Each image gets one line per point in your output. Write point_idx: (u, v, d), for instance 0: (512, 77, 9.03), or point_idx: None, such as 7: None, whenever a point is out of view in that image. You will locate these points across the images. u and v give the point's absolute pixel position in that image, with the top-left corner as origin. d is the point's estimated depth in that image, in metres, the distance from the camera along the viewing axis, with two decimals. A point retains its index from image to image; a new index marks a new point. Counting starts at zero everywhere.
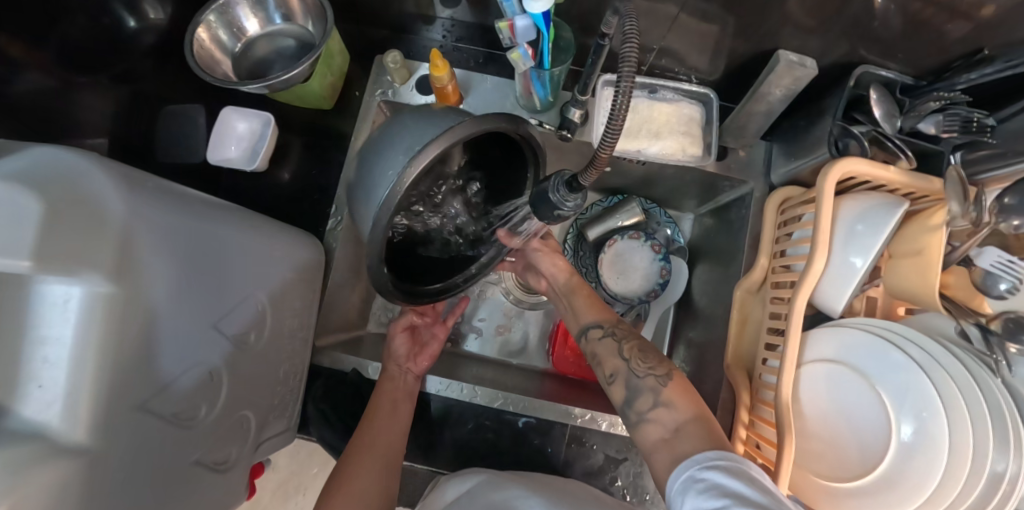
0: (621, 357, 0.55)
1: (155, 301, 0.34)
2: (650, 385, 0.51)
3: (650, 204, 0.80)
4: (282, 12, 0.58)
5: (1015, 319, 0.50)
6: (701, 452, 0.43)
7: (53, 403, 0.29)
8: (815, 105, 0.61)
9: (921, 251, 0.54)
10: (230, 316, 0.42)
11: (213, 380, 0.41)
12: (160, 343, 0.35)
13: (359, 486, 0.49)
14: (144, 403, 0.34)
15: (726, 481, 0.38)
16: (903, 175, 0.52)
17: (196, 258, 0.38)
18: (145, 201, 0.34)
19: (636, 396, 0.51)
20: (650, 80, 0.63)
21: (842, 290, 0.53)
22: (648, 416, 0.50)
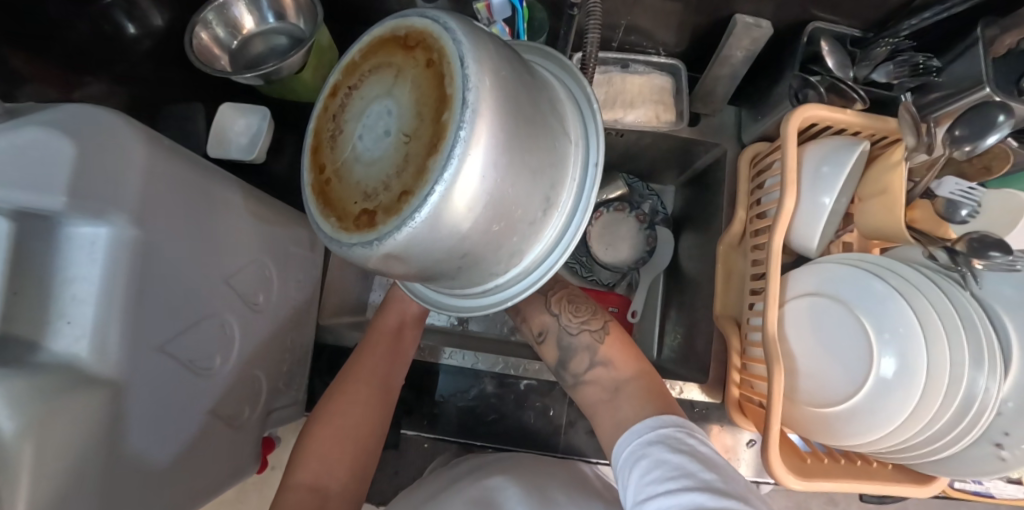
0: (551, 311, 0.59)
1: (170, 250, 0.36)
2: (582, 341, 0.57)
3: (632, 180, 0.83)
4: (273, 11, 0.63)
5: (978, 238, 0.52)
6: (643, 423, 0.47)
7: (83, 336, 0.31)
8: (777, 65, 0.65)
9: (886, 189, 0.57)
10: (238, 274, 0.46)
11: (221, 331, 0.44)
12: (175, 290, 0.37)
13: (347, 420, 0.53)
14: (163, 346, 0.37)
15: (667, 455, 0.42)
16: (858, 117, 0.56)
17: (207, 217, 0.41)
18: (165, 158, 0.36)
19: (571, 356, 0.57)
20: (621, 55, 0.67)
21: (813, 228, 0.57)
22: (584, 379, 0.56)
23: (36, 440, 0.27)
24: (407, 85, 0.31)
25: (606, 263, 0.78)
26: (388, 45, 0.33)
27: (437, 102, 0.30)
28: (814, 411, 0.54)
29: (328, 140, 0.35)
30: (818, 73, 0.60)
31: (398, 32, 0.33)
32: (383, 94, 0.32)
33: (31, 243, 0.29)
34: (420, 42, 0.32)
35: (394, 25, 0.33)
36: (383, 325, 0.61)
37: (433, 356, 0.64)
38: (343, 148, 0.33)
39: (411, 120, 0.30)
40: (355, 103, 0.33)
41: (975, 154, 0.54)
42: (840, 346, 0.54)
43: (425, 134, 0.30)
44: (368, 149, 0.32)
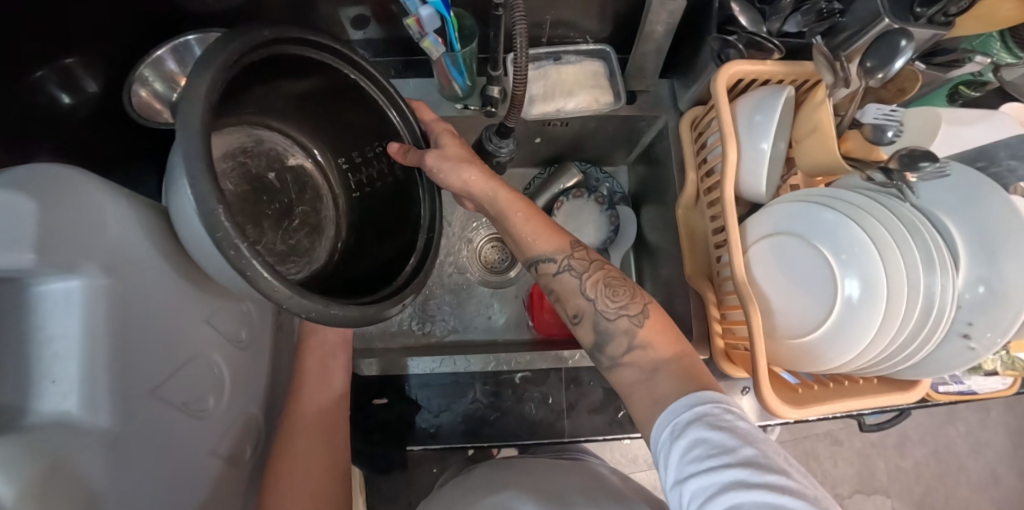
0: (585, 297, 0.56)
1: (140, 294, 0.36)
2: (621, 327, 0.53)
3: (584, 166, 0.86)
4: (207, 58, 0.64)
5: (906, 153, 0.56)
6: (677, 403, 0.45)
7: (70, 392, 0.30)
8: (696, 33, 0.69)
9: (817, 127, 0.61)
10: (215, 313, 0.47)
11: (208, 370, 0.44)
12: (154, 336, 0.38)
13: (301, 458, 0.53)
14: (152, 389, 0.37)
15: (706, 435, 0.41)
16: (778, 65, 0.60)
17: (171, 260, 0.42)
18: (123, 208, 0.37)
19: (608, 341, 0.54)
20: (552, 49, 0.71)
21: (759, 173, 0.61)
22: (622, 360, 0.53)
23: (37, 498, 0.27)
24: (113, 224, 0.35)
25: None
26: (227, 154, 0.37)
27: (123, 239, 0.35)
28: (793, 343, 0.57)
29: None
30: (735, 32, 0.63)
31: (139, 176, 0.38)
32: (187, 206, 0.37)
33: (4, 306, 0.29)
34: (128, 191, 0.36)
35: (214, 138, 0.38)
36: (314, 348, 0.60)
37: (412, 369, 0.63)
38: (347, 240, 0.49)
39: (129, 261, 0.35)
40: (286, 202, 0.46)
41: (888, 79, 0.58)
42: (798, 282, 0.57)
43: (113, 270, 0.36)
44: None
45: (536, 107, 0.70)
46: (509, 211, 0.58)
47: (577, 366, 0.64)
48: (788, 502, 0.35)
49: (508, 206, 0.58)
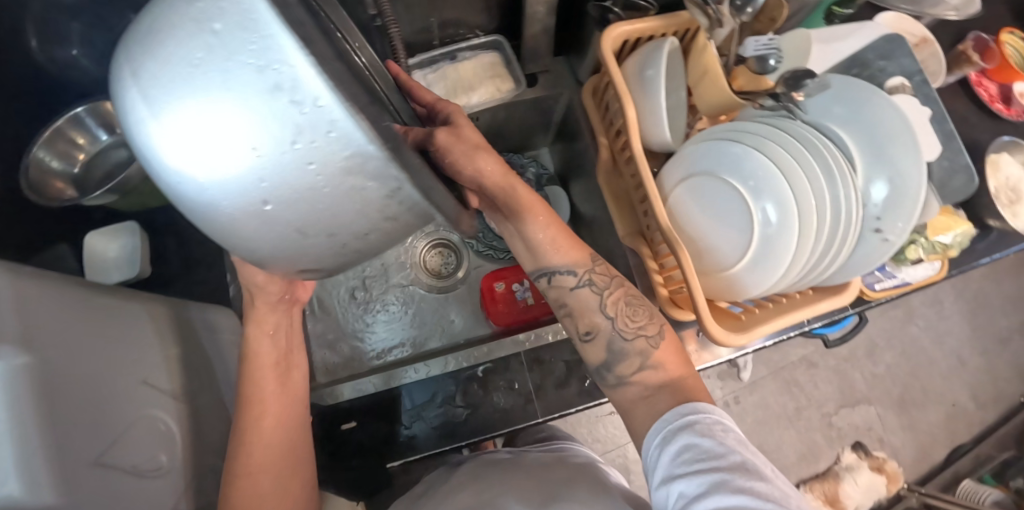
0: (606, 313, 0.52)
1: (65, 367, 0.36)
2: (637, 348, 0.51)
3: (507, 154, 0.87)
4: (104, 127, 0.63)
5: (790, 75, 0.61)
6: (671, 410, 0.46)
7: (7, 476, 0.29)
8: (579, 6, 0.71)
9: (706, 70, 0.64)
10: (153, 373, 0.46)
11: (156, 430, 0.43)
12: (90, 406, 0.37)
13: (271, 454, 0.48)
14: (100, 459, 0.36)
15: (696, 442, 0.42)
16: (657, 19, 0.63)
17: (90, 325, 0.41)
18: (31, 282, 0.36)
19: (617, 361, 0.52)
20: (447, 48, 0.73)
21: (662, 125, 0.63)
22: (628, 380, 0.51)
23: None
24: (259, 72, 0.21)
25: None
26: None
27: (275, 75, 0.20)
28: (726, 277, 0.59)
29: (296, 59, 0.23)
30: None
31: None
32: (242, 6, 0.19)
33: None
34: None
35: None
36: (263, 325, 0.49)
37: (393, 381, 0.62)
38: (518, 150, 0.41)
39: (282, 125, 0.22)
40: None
41: (757, 12, 0.61)
42: (721, 216, 0.60)
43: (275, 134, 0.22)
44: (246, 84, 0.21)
45: None
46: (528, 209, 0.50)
47: (536, 346, 0.64)
48: None
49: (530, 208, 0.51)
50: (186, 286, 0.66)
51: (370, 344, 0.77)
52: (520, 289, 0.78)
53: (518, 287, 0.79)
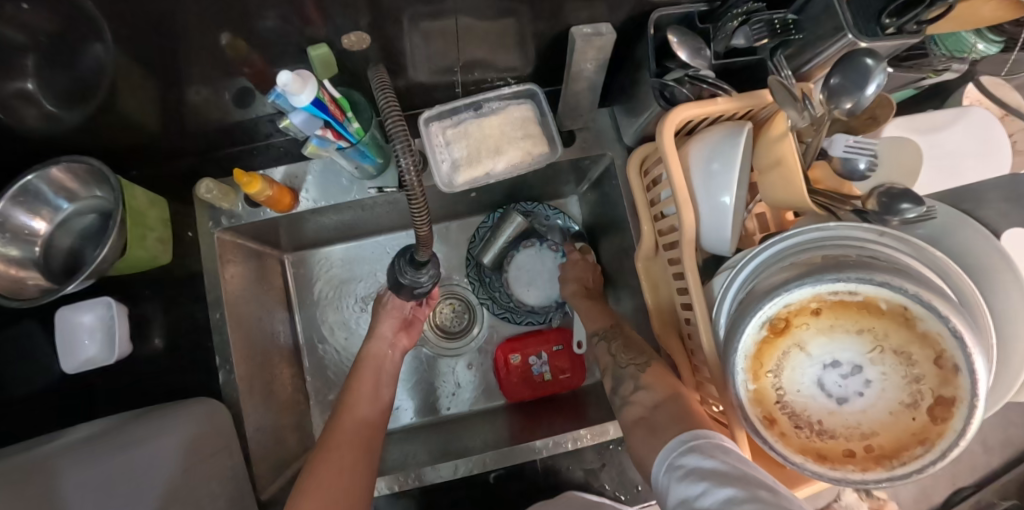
0: (610, 355, 0.58)
1: None
2: (631, 373, 0.54)
3: (530, 205, 0.78)
4: (62, 196, 0.55)
5: (886, 192, 0.51)
6: (677, 439, 0.42)
7: None
8: (630, 60, 0.59)
9: (781, 161, 0.54)
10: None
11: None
12: None
13: (338, 481, 0.50)
14: None
15: (699, 462, 0.38)
16: (732, 102, 0.52)
17: None
18: None
19: (620, 385, 0.54)
20: (470, 99, 0.61)
21: (723, 232, 0.53)
22: (630, 400, 0.51)
23: None
24: (887, 350, 0.39)
25: (529, 301, 0.76)
26: (768, 345, 0.41)
27: (933, 351, 0.38)
28: None
29: (777, 409, 0.42)
30: (674, 68, 0.54)
31: (813, 302, 0.40)
32: (804, 368, 0.41)
33: None
34: (895, 310, 0.39)
35: (770, 309, 0.41)
36: (366, 378, 0.62)
37: (420, 480, 0.58)
38: (806, 406, 0.41)
39: (901, 373, 0.40)
40: (792, 354, 0.41)
41: (856, 109, 0.52)
42: None
43: (931, 376, 0.39)
44: (816, 404, 0.41)
45: (461, 173, 0.60)
46: (356, 391, 0.60)
47: (552, 454, 0.60)
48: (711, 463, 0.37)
49: (755, 454, 0.51)
50: (174, 368, 0.61)
51: None
52: (537, 362, 0.73)
53: (535, 358, 0.73)
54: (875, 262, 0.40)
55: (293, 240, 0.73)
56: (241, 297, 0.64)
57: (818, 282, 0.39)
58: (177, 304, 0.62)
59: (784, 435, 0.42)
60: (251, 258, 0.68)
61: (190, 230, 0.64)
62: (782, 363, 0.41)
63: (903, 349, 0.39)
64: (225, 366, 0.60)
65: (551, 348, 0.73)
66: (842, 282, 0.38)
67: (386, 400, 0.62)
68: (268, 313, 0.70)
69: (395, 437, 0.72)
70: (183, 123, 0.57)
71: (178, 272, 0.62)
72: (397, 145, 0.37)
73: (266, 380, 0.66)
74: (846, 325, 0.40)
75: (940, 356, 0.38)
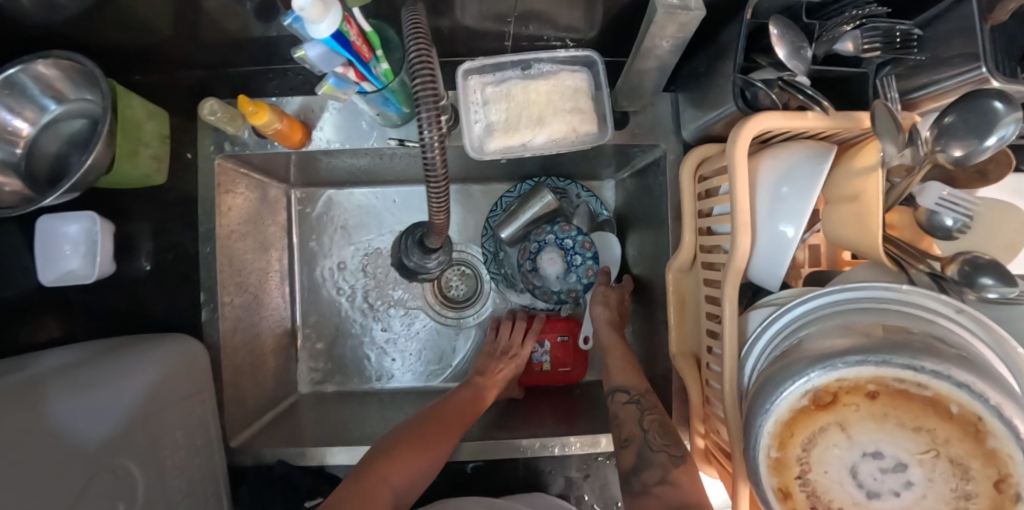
0: (641, 425, 0.51)
1: None
2: (662, 461, 0.47)
3: (563, 182, 0.72)
4: (50, 94, 0.49)
5: (971, 261, 0.45)
6: None
7: None
8: (712, 44, 0.50)
9: (858, 196, 0.47)
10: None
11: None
12: None
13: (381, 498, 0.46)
14: None
15: None
16: (824, 118, 0.44)
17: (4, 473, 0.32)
18: None
19: (644, 467, 0.48)
20: (519, 56, 0.53)
21: (778, 265, 0.47)
22: (652, 490, 0.46)
23: None
24: (941, 456, 0.34)
25: (551, 287, 0.71)
26: (805, 416, 0.37)
27: (996, 472, 0.33)
28: None
29: (796, 484, 0.38)
30: (765, 66, 0.46)
31: (871, 383, 0.35)
32: (839, 451, 0.36)
33: None
34: (966, 417, 0.33)
35: (819, 378, 0.36)
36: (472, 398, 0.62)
37: None
38: (828, 491, 0.37)
39: (950, 486, 0.34)
40: (830, 433, 0.36)
41: (966, 162, 0.43)
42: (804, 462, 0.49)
43: (984, 498, 0.34)
44: (843, 494, 0.36)
45: (494, 139, 0.53)
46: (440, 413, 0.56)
47: (536, 456, 0.57)
48: None
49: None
50: (159, 295, 0.57)
51: (373, 371, 0.72)
52: (538, 351, 0.70)
53: (537, 347, 0.70)
54: (955, 356, 0.34)
55: (302, 177, 0.68)
56: (236, 232, 0.60)
57: (883, 363, 0.34)
58: (167, 229, 0.58)
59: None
60: (254, 191, 0.63)
61: (189, 151, 0.58)
62: (817, 440, 0.37)
63: (963, 460, 0.34)
64: (211, 305, 0.56)
65: (556, 339, 0.70)
66: (912, 371, 0.34)
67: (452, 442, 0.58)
68: (266, 250, 0.66)
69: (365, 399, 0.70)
70: (191, 33, 0.50)
71: (173, 195, 0.57)
72: (423, 109, 0.30)
73: (253, 322, 0.63)
74: (900, 418, 0.35)
75: (1002, 480, 0.33)
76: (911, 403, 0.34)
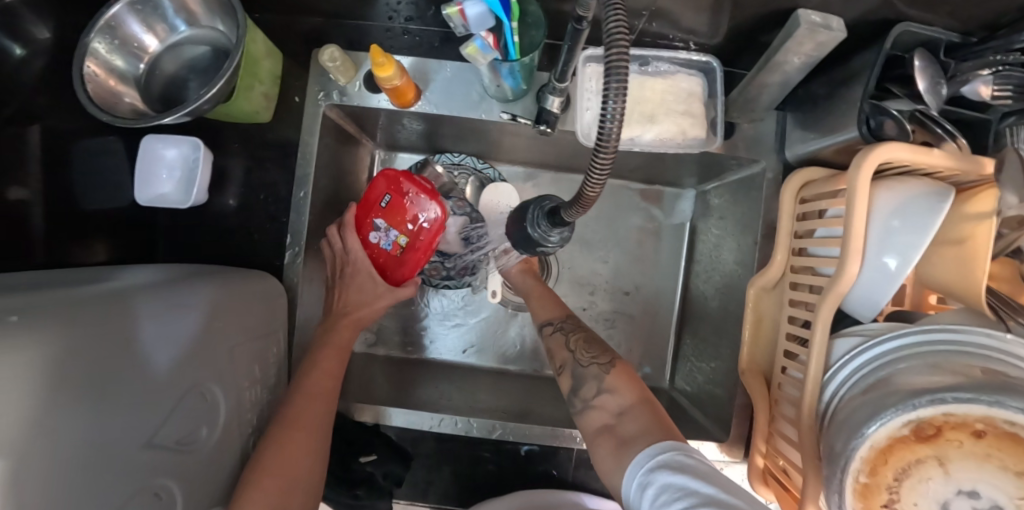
0: (569, 348, 0.55)
1: (65, 474, 0.28)
2: (594, 372, 0.51)
3: (482, 165, 0.70)
4: (182, 16, 0.49)
5: None
6: (642, 451, 0.41)
7: None
8: (841, 69, 0.50)
9: (965, 241, 0.47)
10: (165, 425, 0.37)
11: (159, 503, 0.36)
12: (105, 483, 0.31)
13: None
14: None
15: (673, 479, 0.36)
16: (951, 158, 0.44)
17: (118, 384, 0.33)
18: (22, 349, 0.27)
19: (581, 386, 0.51)
20: (639, 51, 0.53)
21: (878, 296, 0.46)
22: (592, 403, 0.49)
23: None
24: None
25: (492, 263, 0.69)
26: (903, 445, 0.37)
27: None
28: None
29: None
30: (900, 96, 0.45)
31: (980, 422, 0.35)
32: (934, 485, 0.36)
33: None
34: None
35: (926, 410, 0.36)
36: (328, 367, 0.50)
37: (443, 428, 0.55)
38: None
39: None
40: (926, 465, 0.36)
41: None
42: None
43: None
44: None
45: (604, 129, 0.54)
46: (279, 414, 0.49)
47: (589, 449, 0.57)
48: (692, 484, 0.34)
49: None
50: (241, 230, 0.57)
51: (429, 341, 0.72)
52: (380, 233, 0.56)
53: (376, 231, 0.56)
54: None
55: (391, 138, 0.68)
56: (325, 182, 0.60)
57: (996, 403, 0.34)
58: (261, 169, 0.58)
59: None
60: (347, 146, 0.63)
61: (297, 96, 0.58)
62: (912, 471, 0.37)
63: None
64: (293, 248, 0.56)
65: (381, 208, 0.54)
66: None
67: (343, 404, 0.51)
68: (346, 204, 0.66)
69: (415, 368, 0.70)
70: None
71: (272, 136, 0.58)
72: (612, 80, 0.29)
73: (325, 273, 0.63)
74: (1004, 460, 0.35)
75: None
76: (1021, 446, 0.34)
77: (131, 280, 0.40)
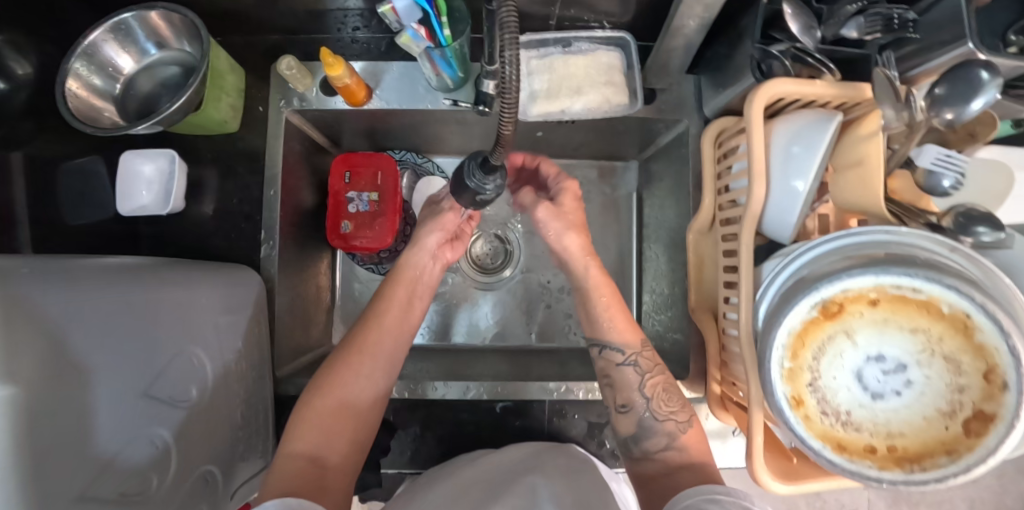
0: (643, 392, 0.52)
1: (74, 407, 0.32)
2: (666, 430, 0.50)
3: (422, 159, 0.78)
4: (152, 40, 0.56)
5: (964, 213, 0.50)
6: (695, 487, 0.42)
7: None
8: (733, 28, 0.57)
9: (863, 161, 0.53)
10: (157, 381, 0.40)
11: (156, 450, 0.39)
12: (105, 424, 0.35)
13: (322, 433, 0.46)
14: (87, 492, 0.33)
15: None
16: (832, 87, 0.51)
17: (118, 338, 0.37)
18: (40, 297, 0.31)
19: (648, 438, 0.50)
20: (561, 34, 0.61)
21: (789, 215, 0.52)
22: (655, 455, 0.49)
23: None
24: (936, 354, 0.39)
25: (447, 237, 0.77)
26: (815, 326, 0.41)
27: (984, 364, 0.38)
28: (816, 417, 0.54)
29: (807, 391, 0.41)
30: (782, 40, 0.51)
31: (872, 292, 0.39)
32: (846, 357, 0.40)
33: None
34: (956, 315, 0.38)
35: (826, 290, 0.40)
36: (398, 297, 0.57)
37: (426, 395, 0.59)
38: (836, 398, 0.41)
39: (945, 381, 0.39)
40: (837, 340, 0.41)
41: (955, 122, 0.50)
42: None
43: (975, 389, 0.38)
44: (850, 396, 0.40)
45: (537, 105, 0.60)
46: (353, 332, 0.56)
47: (561, 400, 0.60)
48: None
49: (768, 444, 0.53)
50: (219, 232, 0.62)
51: None
52: (355, 201, 0.68)
53: (351, 200, 0.68)
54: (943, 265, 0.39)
55: (353, 141, 0.74)
56: (294, 182, 0.65)
57: (882, 272, 0.39)
58: (234, 175, 0.63)
59: (810, 424, 0.41)
60: (311, 150, 0.69)
61: (261, 105, 0.64)
62: (827, 349, 0.41)
63: (961, 357, 0.38)
64: (268, 243, 0.62)
65: (346, 183, 0.68)
66: (908, 278, 0.38)
67: (417, 316, 0.58)
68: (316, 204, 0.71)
69: None
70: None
71: (241, 144, 0.63)
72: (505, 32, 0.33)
73: (301, 267, 0.68)
74: (899, 321, 0.39)
75: (991, 370, 0.38)
76: (909, 307, 0.39)
77: (123, 260, 0.44)
